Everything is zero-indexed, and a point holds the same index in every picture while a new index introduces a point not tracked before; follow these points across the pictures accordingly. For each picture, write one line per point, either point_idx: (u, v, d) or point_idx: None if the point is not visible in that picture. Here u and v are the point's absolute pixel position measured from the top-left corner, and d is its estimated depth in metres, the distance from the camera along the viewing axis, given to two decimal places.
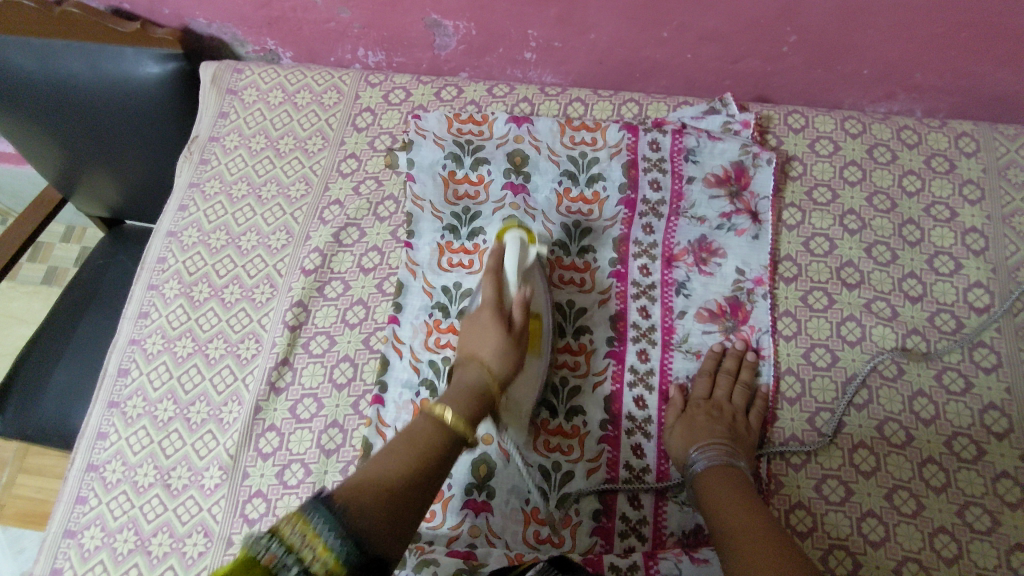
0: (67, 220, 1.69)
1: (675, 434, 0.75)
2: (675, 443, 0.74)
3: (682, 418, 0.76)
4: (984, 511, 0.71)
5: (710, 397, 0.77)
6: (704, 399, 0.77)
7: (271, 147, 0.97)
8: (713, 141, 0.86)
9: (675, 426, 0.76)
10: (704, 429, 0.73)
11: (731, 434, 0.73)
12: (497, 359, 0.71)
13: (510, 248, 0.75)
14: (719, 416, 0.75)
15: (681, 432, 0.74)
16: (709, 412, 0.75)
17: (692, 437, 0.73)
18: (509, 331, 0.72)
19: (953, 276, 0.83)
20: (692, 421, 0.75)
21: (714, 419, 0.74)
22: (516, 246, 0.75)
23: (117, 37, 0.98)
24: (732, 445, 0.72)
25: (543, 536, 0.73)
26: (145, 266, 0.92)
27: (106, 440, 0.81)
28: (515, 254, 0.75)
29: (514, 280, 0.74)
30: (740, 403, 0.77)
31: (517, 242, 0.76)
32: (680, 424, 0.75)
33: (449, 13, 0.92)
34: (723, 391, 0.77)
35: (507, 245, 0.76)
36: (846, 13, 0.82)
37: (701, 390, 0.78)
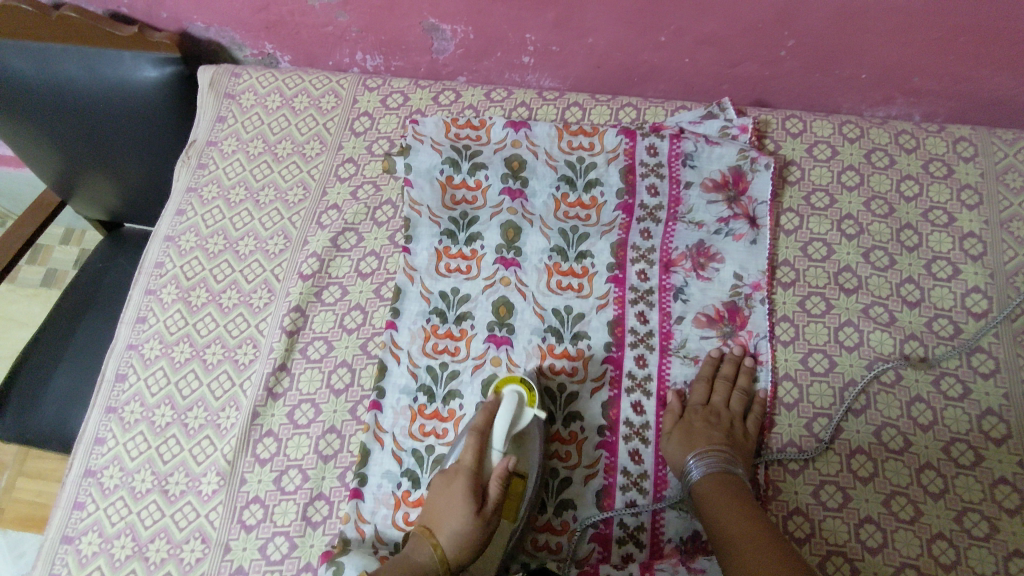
0: (66, 223, 1.69)
1: (672, 441, 0.75)
2: (672, 450, 0.74)
3: (680, 425, 0.76)
4: (982, 518, 0.71)
5: (707, 405, 0.77)
6: (701, 406, 0.77)
7: (269, 152, 0.97)
8: (710, 146, 0.86)
9: (672, 433, 0.75)
10: (701, 435, 0.73)
11: (727, 441, 0.73)
12: (455, 539, 0.66)
13: (504, 409, 0.70)
14: (717, 422, 0.75)
15: (679, 439, 0.74)
16: (706, 420, 0.75)
17: (689, 444, 0.73)
18: (478, 514, 0.67)
19: (952, 281, 0.83)
20: (689, 428, 0.75)
21: (711, 427, 0.74)
22: (509, 413, 0.70)
23: (116, 40, 0.98)
24: (729, 452, 0.72)
25: (541, 543, 0.74)
26: (143, 270, 0.92)
27: (104, 445, 0.81)
28: (506, 419, 0.70)
29: (499, 448, 0.70)
30: (737, 410, 0.77)
31: (513, 403, 0.71)
32: (677, 431, 0.75)
33: (447, 17, 0.92)
34: (720, 398, 0.77)
35: (504, 401, 0.71)
36: (844, 17, 0.82)
37: (698, 397, 0.78)
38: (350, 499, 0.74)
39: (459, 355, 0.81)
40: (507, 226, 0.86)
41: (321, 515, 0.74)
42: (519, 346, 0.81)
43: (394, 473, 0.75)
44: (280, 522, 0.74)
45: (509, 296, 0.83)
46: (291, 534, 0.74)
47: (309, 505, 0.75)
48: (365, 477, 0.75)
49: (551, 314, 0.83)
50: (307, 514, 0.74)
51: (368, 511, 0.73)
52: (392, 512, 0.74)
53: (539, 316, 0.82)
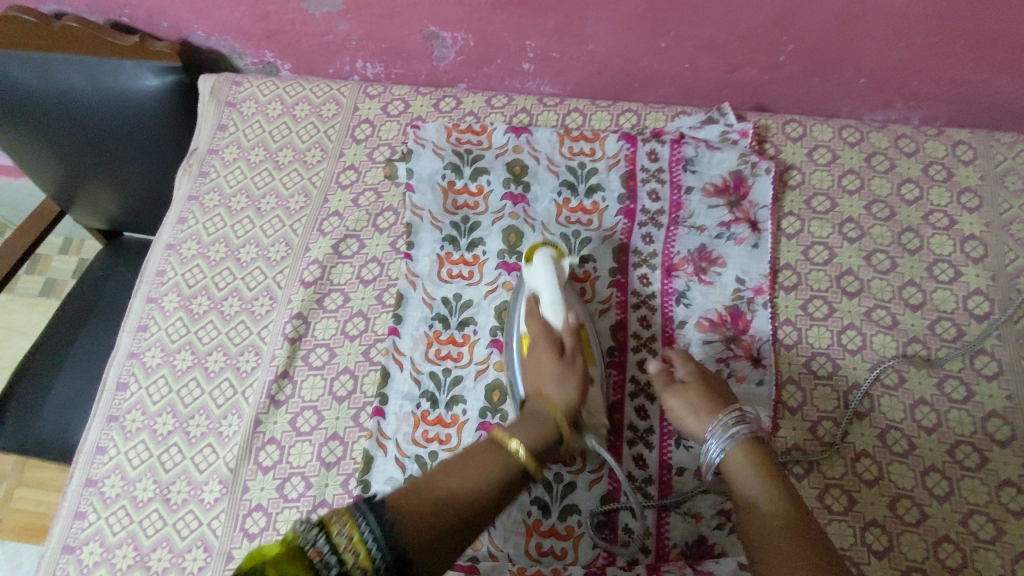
0: (65, 232, 1.69)
1: (684, 416, 0.72)
2: (689, 423, 0.71)
3: (682, 394, 0.73)
4: (988, 520, 0.70)
5: (700, 369, 0.75)
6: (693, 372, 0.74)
7: (270, 159, 0.97)
8: (711, 151, 0.87)
9: (682, 403, 0.72)
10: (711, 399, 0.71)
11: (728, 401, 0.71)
12: (562, 390, 0.68)
13: (542, 271, 0.74)
14: (714, 386, 0.73)
15: (690, 407, 0.71)
16: (705, 382, 0.73)
17: (702, 408, 0.71)
18: (564, 358, 0.70)
19: (953, 283, 0.83)
20: (695, 392, 0.72)
21: (714, 391, 0.72)
22: (547, 268, 0.74)
23: (118, 50, 0.98)
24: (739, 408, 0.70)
25: (546, 548, 0.73)
26: (144, 279, 0.92)
27: (105, 454, 0.81)
28: (547, 274, 0.74)
29: (556, 297, 0.73)
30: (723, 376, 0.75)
31: (546, 260, 0.75)
32: (682, 403, 0.72)
33: (447, 24, 0.92)
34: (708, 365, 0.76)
35: (538, 269, 0.75)
36: (842, 23, 0.83)
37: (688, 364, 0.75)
38: None
39: (462, 360, 0.81)
40: (509, 231, 0.86)
41: None
42: None
43: (397, 479, 0.74)
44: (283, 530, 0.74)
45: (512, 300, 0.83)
46: None
47: (312, 513, 0.74)
48: (369, 484, 0.74)
49: None
50: None
51: None
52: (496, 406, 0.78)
53: None
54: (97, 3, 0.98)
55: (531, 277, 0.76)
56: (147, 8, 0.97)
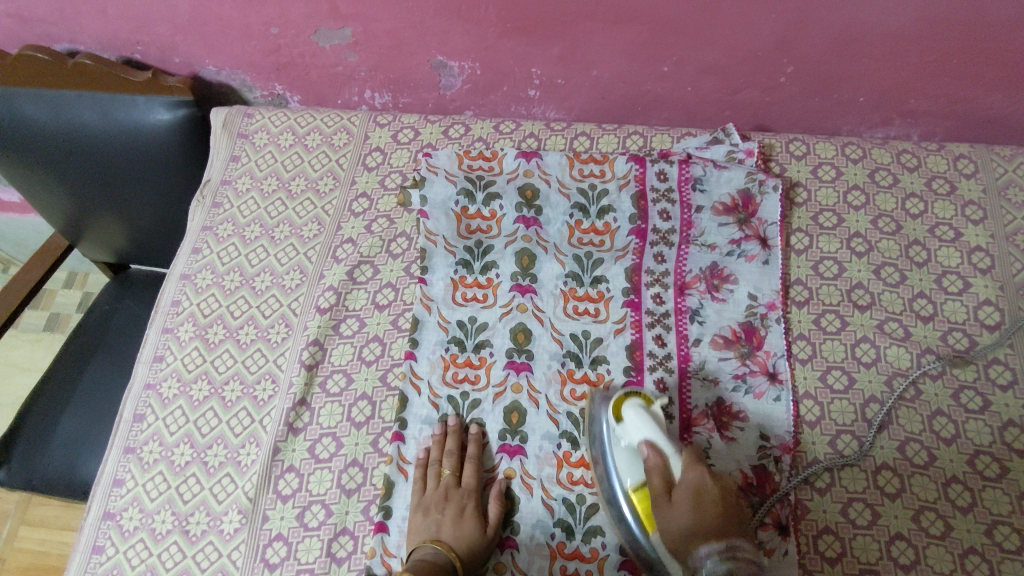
0: (69, 267, 1.70)
1: (669, 537, 0.64)
2: (674, 543, 0.64)
3: (672, 510, 0.64)
4: (1012, 530, 0.70)
5: (701, 476, 0.65)
6: (690, 483, 0.65)
7: (283, 188, 0.98)
8: (719, 170, 0.88)
9: (665, 520, 0.64)
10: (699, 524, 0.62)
11: (721, 526, 0.62)
12: (457, 531, 0.70)
13: (637, 419, 0.70)
14: (709, 505, 0.63)
15: (675, 526, 0.64)
16: (698, 496, 0.64)
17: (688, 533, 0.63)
18: (483, 531, 0.71)
19: (963, 294, 0.84)
20: (686, 510, 0.64)
21: (704, 508, 0.63)
22: (645, 419, 0.69)
23: (131, 85, 1.00)
24: (729, 539, 0.62)
25: (571, 571, 0.72)
26: (160, 309, 0.92)
27: (122, 487, 0.80)
28: (645, 425, 0.69)
29: (671, 452, 0.67)
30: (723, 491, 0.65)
31: (642, 412, 0.70)
32: (664, 518, 0.64)
33: (455, 54, 0.95)
34: (709, 475, 0.65)
35: (633, 416, 0.70)
36: (841, 43, 0.85)
37: (688, 474, 0.65)
38: (375, 533, 0.73)
39: (480, 384, 0.81)
40: (522, 254, 0.87)
41: (345, 550, 0.73)
42: (539, 372, 0.81)
43: None
44: (304, 560, 0.73)
45: (527, 323, 0.84)
46: (316, 572, 0.72)
47: (333, 541, 0.74)
48: (390, 510, 0.74)
49: (569, 339, 0.83)
50: (332, 550, 0.73)
51: (394, 544, 0.72)
52: (557, 470, 0.76)
53: (557, 341, 0.83)
54: (110, 41, 1.00)
55: (627, 431, 0.70)
56: (159, 45, 1.00)
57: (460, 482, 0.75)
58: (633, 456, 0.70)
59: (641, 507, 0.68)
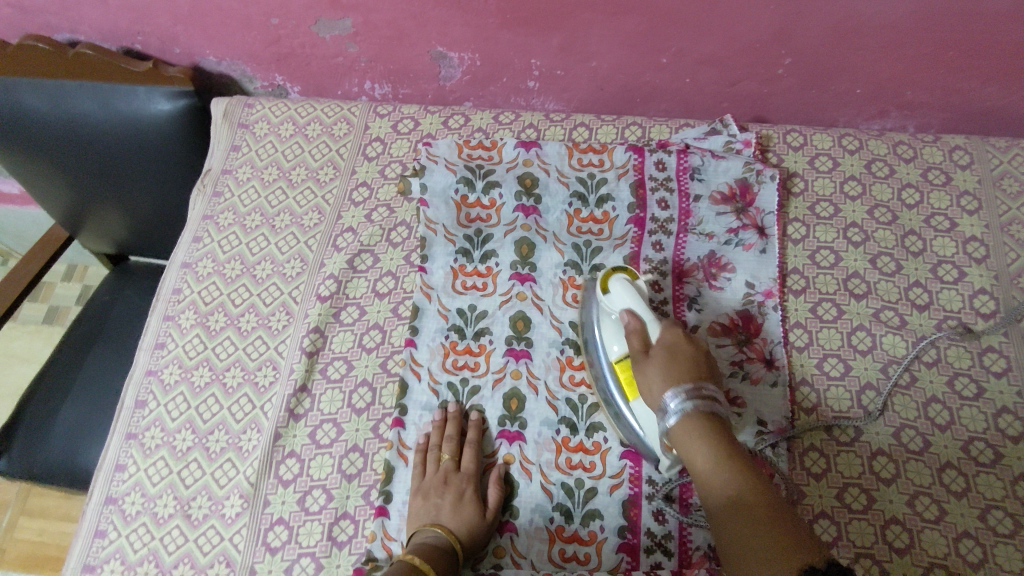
0: (68, 259, 1.70)
1: (645, 390, 0.68)
2: (650, 396, 0.67)
3: (648, 365, 0.68)
4: (1005, 515, 0.71)
5: (676, 337, 0.69)
6: (665, 343, 0.69)
7: (284, 178, 0.99)
8: (717, 160, 0.89)
9: (643, 375, 0.68)
10: (672, 372, 0.66)
11: (692, 374, 0.66)
12: (457, 515, 0.70)
13: (618, 288, 0.74)
14: (682, 359, 0.67)
15: (651, 379, 0.67)
16: (672, 353, 0.68)
17: (660, 382, 0.66)
18: (483, 514, 0.72)
19: (958, 283, 0.85)
20: (660, 364, 0.67)
21: (677, 363, 0.67)
22: (626, 288, 0.73)
23: (131, 76, 1.00)
24: (699, 384, 0.65)
25: (569, 554, 0.72)
26: (161, 297, 0.92)
27: (124, 472, 0.81)
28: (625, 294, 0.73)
29: (650, 319, 0.71)
30: (698, 351, 0.69)
31: (627, 285, 0.74)
32: (642, 375, 0.68)
33: (455, 45, 0.95)
34: (684, 336, 0.69)
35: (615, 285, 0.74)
36: (838, 35, 0.86)
37: (664, 335, 0.69)
38: (375, 517, 0.73)
39: (479, 370, 0.82)
40: (521, 242, 0.88)
41: (346, 534, 0.74)
42: (538, 359, 0.82)
43: None
44: (306, 543, 0.74)
45: (526, 311, 0.84)
46: (317, 555, 0.73)
47: (335, 525, 0.74)
48: (391, 494, 0.75)
49: (568, 327, 0.84)
50: (332, 534, 0.74)
51: (394, 528, 0.73)
52: (556, 455, 0.77)
53: (556, 329, 0.84)
54: (110, 31, 1.00)
55: (611, 302, 0.74)
56: (160, 35, 1.00)
57: (459, 465, 0.75)
58: (617, 328, 0.74)
59: (623, 374, 0.73)
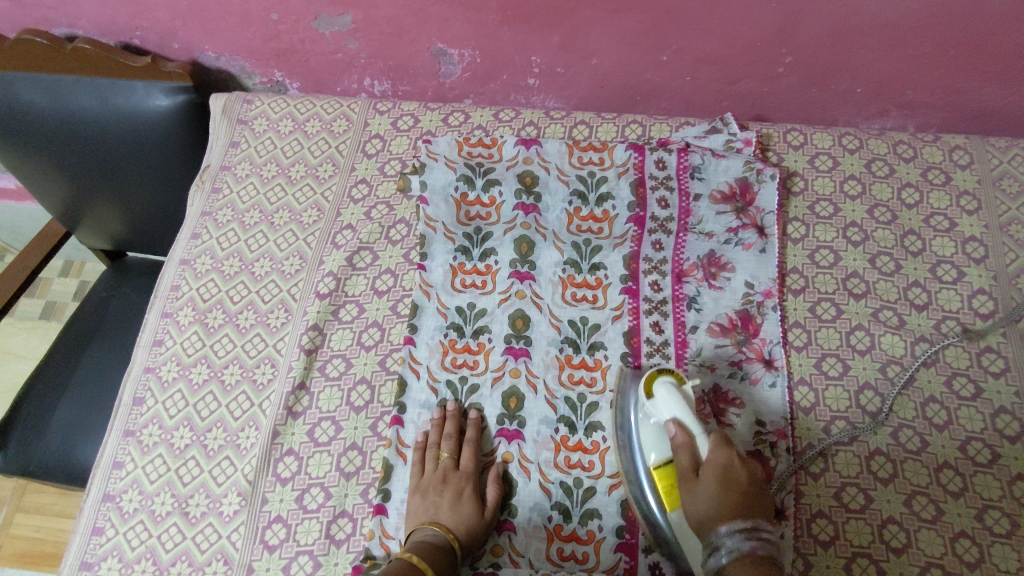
0: (65, 255, 1.69)
1: (692, 514, 0.64)
2: (696, 521, 0.64)
3: (698, 488, 0.65)
4: (1002, 515, 0.71)
5: (729, 460, 0.65)
6: (717, 464, 0.65)
7: (282, 174, 0.98)
8: (717, 159, 0.88)
9: (690, 499, 0.65)
10: (725, 502, 0.62)
11: (745, 508, 0.62)
12: (455, 513, 0.70)
13: (666, 395, 0.70)
14: (736, 486, 0.63)
15: (699, 504, 0.64)
16: (724, 477, 0.64)
17: (711, 512, 0.63)
18: (481, 513, 0.72)
19: (957, 283, 0.85)
20: (712, 489, 0.64)
21: (730, 489, 0.63)
22: (676, 397, 0.69)
23: (130, 71, 1.00)
24: (753, 520, 0.61)
25: (567, 553, 0.72)
26: (159, 294, 0.92)
27: (122, 469, 0.81)
28: (674, 401, 0.69)
29: (699, 433, 0.68)
30: (750, 476, 0.65)
31: (673, 391, 0.70)
32: (689, 496, 0.65)
33: (455, 42, 0.95)
34: (739, 457, 0.65)
35: (662, 390, 0.70)
36: (839, 34, 0.86)
37: (715, 456, 0.65)
38: (373, 515, 0.73)
39: (478, 369, 0.82)
40: (520, 240, 0.87)
41: (344, 532, 0.74)
42: (537, 358, 0.82)
43: None
44: (303, 541, 0.74)
45: (525, 309, 0.84)
46: (315, 553, 0.73)
47: (333, 523, 0.74)
48: (389, 492, 0.75)
49: (567, 326, 0.84)
50: (331, 532, 0.74)
51: (392, 526, 0.73)
52: (555, 454, 0.77)
53: (555, 328, 0.83)
54: (109, 26, 1.00)
55: (656, 408, 0.70)
56: (158, 30, 0.99)
57: (457, 464, 0.75)
58: (659, 434, 0.71)
59: (662, 483, 0.69)
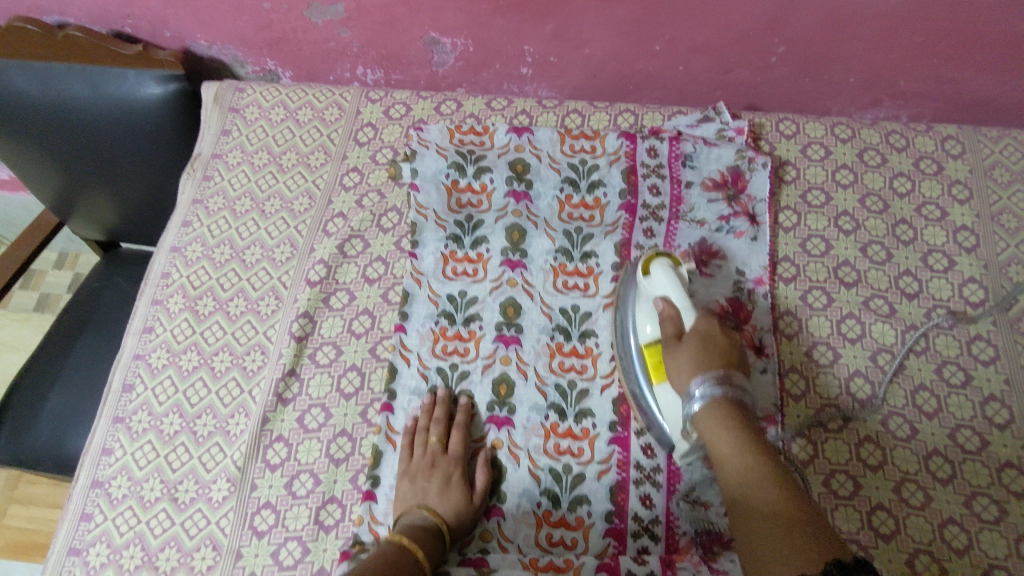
0: (59, 247, 1.69)
1: (672, 374, 0.67)
2: (675, 382, 0.66)
3: (678, 351, 0.67)
4: (991, 502, 0.72)
5: (710, 326, 0.67)
6: (699, 329, 0.67)
7: (274, 163, 0.98)
8: (708, 146, 0.89)
9: (673, 362, 0.67)
10: (701, 358, 0.64)
11: (724, 364, 0.64)
12: (444, 499, 0.70)
13: (662, 274, 0.72)
14: (715, 346, 0.65)
15: (680, 363, 0.66)
16: (704, 338, 0.66)
17: (688, 368, 0.64)
18: (470, 497, 0.72)
19: (948, 272, 0.85)
20: (692, 349, 0.65)
21: (709, 349, 0.65)
22: (669, 276, 0.72)
23: (120, 59, 0.99)
24: (728, 370, 0.63)
25: (557, 539, 0.72)
26: (149, 281, 0.92)
27: (111, 455, 0.80)
28: (668, 277, 0.72)
29: (684, 306, 0.70)
30: (731, 342, 0.66)
31: (667, 269, 0.73)
32: (671, 358, 0.67)
33: (447, 30, 0.94)
34: (719, 325, 0.67)
35: (658, 269, 0.73)
36: (831, 23, 0.86)
37: (698, 323, 0.68)
38: (362, 501, 0.73)
39: (469, 356, 0.81)
40: (512, 228, 0.87)
41: (333, 518, 0.74)
42: (528, 344, 0.82)
43: None
44: (292, 527, 0.74)
45: (516, 297, 0.84)
46: (304, 539, 0.73)
47: (322, 509, 0.74)
48: (378, 479, 0.75)
49: (559, 313, 0.84)
50: (320, 518, 0.74)
51: (381, 513, 0.73)
52: (545, 441, 0.77)
53: (547, 315, 0.83)
54: (100, 14, 1.00)
55: (652, 286, 0.74)
56: (150, 18, 0.99)
57: (446, 448, 0.75)
58: (653, 311, 0.74)
59: (650, 358, 0.72)
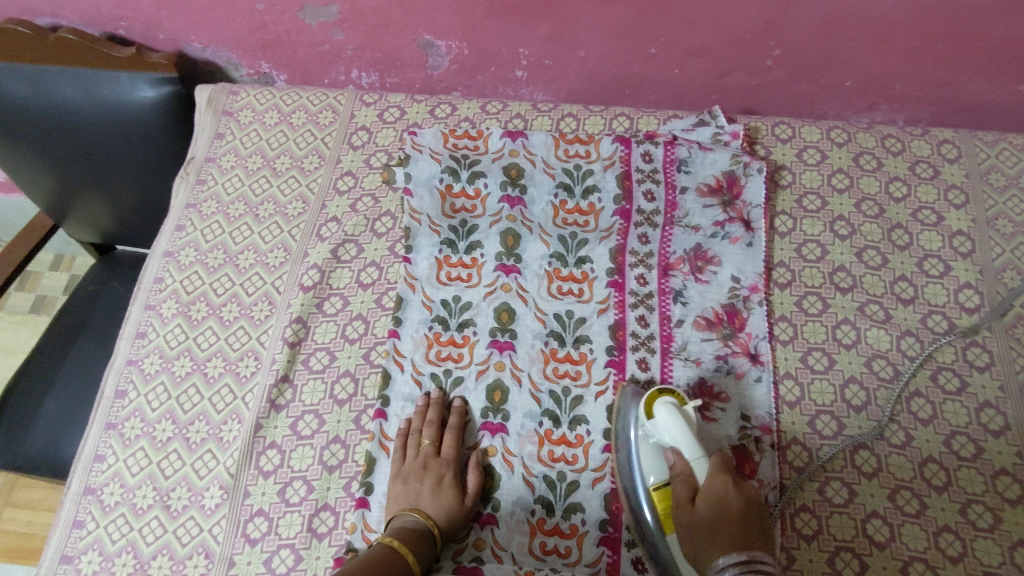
0: (56, 249, 1.68)
1: (689, 543, 0.63)
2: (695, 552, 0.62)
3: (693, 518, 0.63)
4: (986, 509, 0.71)
5: (724, 485, 0.64)
6: (712, 491, 0.63)
7: (267, 166, 0.98)
8: (704, 152, 0.88)
9: (687, 530, 0.63)
10: (716, 535, 0.60)
11: (743, 539, 0.60)
12: (436, 501, 0.70)
13: (666, 418, 0.68)
14: (728, 513, 0.62)
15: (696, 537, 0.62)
16: (719, 504, 0.62)
17: (704, 541, 0.62)
18: (462, 501, 0.72)
19: (944, 277, 0.84)
20: (707, 521, 0.62)
21: (723, 520, 0.61)
22: (675, 422, 0.68)
23: (113, 61, 0.99)
24: (749, 551, 0.58)
25: (550, 547, 0.72)
26: (142, 287, 0.92)
27: (103, 462, 0.80)
28: (673, 424, 0.68)
29: (695, 459, 0.66)
30: (746, 502, 0.63)
31: (672, 413, 0.69)
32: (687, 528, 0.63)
33: (442, 33, 0.94)
34: (733, 484, 0.64)
35: (661, 412, 0.69)
36: (827, 27, 0.85)
37: (711, 483, 0.64)
38: (356, 508, 0.73)
39: (463, 362, 0.81)
40: (506, 234, 0.87)
41: (326, 526, 0.74)
42: (522, 351, 0.81)
43: None
44: (285, 535, 0.73)
45: (510, 302, 0.84)
46: (297, 547, 0.73)
47: (315, 517, 0.74)
48: (372, 486, 0.75)
49: (553, 319, 0.83)
50: (312, 526, 0.74)
51: (375, 520, 0.73)
52: (539, 448, 0.77)
53: (541, 321, 0.83)
54: (93, 16, 0.99)
55: (656, 430, 0.70)
56: (143, 20, 0.99)
57: (439, 452, 0.75)
58: (659, 455, 0.70)
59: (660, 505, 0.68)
